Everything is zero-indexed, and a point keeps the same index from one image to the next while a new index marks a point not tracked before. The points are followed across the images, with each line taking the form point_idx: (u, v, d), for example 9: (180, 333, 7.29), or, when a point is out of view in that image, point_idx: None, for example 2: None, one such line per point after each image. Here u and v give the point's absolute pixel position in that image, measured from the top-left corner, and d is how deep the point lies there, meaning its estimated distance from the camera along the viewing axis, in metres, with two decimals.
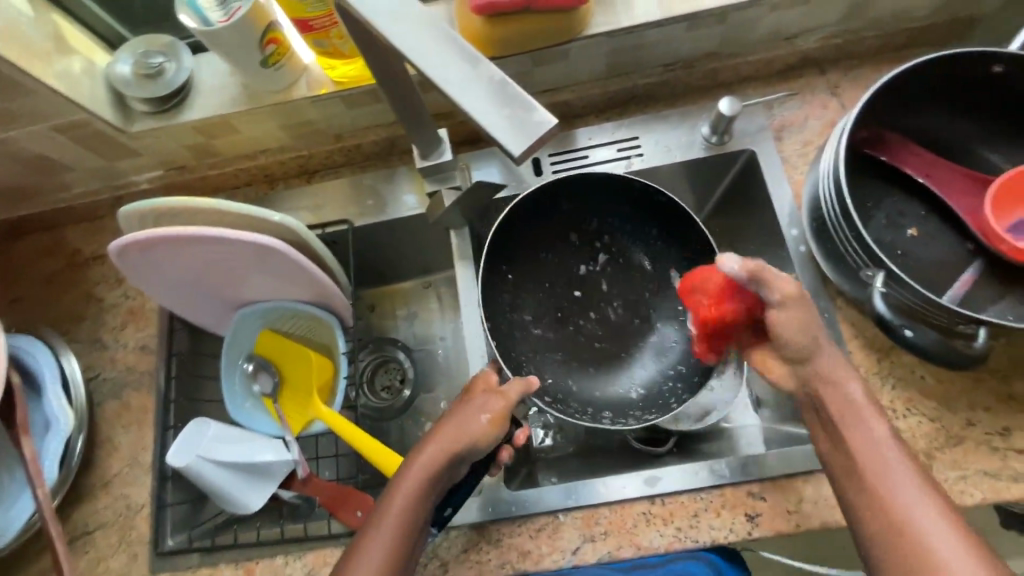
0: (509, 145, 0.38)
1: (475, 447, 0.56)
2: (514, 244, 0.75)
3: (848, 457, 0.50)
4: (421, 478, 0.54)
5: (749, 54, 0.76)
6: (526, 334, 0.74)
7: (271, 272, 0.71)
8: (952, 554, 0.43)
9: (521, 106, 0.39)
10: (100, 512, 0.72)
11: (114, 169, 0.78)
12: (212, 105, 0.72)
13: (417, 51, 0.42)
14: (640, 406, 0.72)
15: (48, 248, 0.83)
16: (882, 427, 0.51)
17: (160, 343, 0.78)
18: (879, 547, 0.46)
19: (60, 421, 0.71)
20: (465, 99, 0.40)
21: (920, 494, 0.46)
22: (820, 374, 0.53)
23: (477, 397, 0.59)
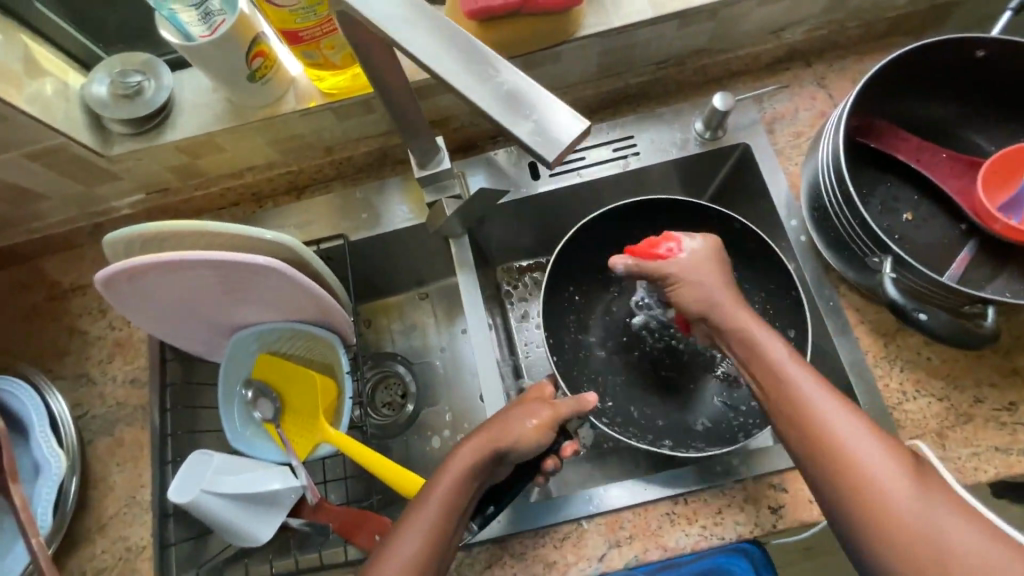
0: (544, 150, 0.37)
1: (519, 446, 0.57)
2: (580, 267, 0.78)
3: (776, 395, 0.50)
4: (457, 477, 0.55)
5: (737, 49, 0.76)
6: (589, 355, 0.77)
7: (267, 292, 0.68)
8: (887, 472, 0.44)
9: (547, 110, 0.38)
10: (99, 557, 0.68)
11: (92, 195, 0.74)
12: (196, 123, 0.69)
13: (433, 56, 0.41)
14: (702, 437, 0.71)
15: (23, 282, 0.79)
16: (795, 357, 0.51)
17: (151, 375, 0.75)
18: (826, 484, 0.46)
19: (51, 464, 0.67)
20: (487, 104, 0.39)
21: (847, 418, 0.47)
22: (735, 319, 0.55)
23: (532, 403, 0.60)
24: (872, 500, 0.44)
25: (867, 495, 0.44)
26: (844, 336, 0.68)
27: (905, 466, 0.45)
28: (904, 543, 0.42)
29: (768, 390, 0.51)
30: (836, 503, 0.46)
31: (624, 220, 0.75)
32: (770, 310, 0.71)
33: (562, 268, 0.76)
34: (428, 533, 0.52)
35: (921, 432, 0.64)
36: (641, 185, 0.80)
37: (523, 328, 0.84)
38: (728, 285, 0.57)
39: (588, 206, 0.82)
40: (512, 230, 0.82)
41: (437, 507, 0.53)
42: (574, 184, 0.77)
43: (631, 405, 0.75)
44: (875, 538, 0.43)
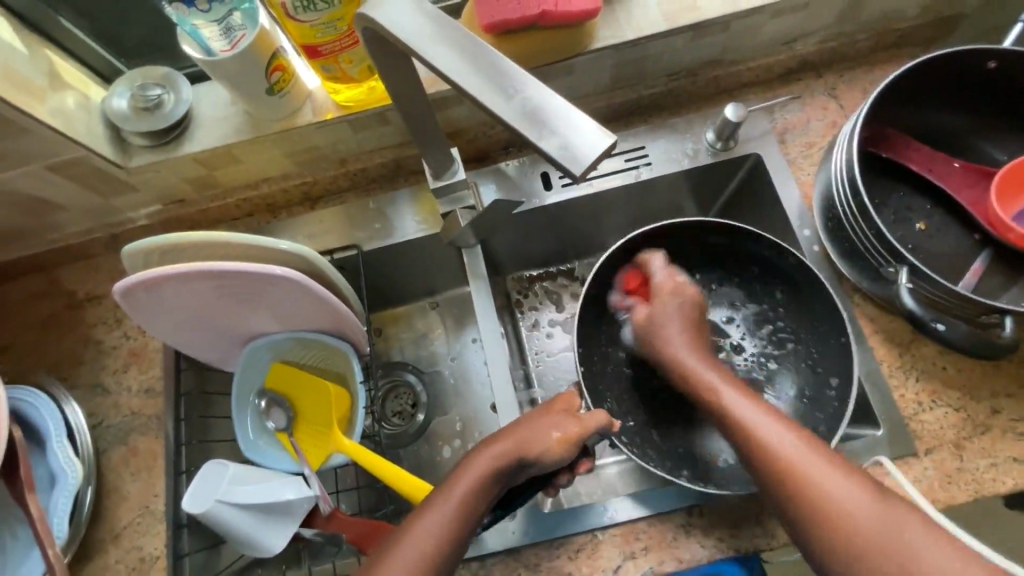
0: (571, 162, 0.37)
1: (545, 458, 0.56)
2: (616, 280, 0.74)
3: (727, 426, 0.53)
4: (471, 486, 0.54)
5: (747, 60, 0.77)
6: (617, 370, 0.74)
7: (280, 303, 0.68)
8: (840, 490, 0.46)
9: (572, 121, 0.39)
10: (112, 568, 0.68)
11: (110, 206, 0.75)
12: (214, 135, 0.70)
13: (454, 69, 0.42)
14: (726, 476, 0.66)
15: (40, 292, 0.80)
16: (739, 390, 0.55)
17: (165, 384, 0.75)
18: (785, 507, 0.48)
19: (66, 474, 0.67)
20: (508, 116, 0.40)
21: (798, 444, 0.49)
22: (681, 360, 0.59)
23: (555, 414, 0.59)
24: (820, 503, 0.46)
25: (826, 513, 0.45)
26: (858, 345, 0.68)
27: (858, 481, 0.46)
28: (868, 559, 0.43)
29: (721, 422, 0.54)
30: (800, 526, 0.47)
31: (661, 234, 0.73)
32: (792, 326, 0.72)
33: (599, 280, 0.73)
34: (442, 536, 0.52)
35: (938, 443, 0.64)
36: (652, 196, 0.80)
37: (534, 337, 0.84)
38: (681, 326, 0.62)
39: (600, 216, 0.82)
40: (525, 240, 0.82)
41: (453, 511, 0.53)
42: (583, 195, 0.77)
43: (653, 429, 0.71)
44: (853, 563, 0.44)
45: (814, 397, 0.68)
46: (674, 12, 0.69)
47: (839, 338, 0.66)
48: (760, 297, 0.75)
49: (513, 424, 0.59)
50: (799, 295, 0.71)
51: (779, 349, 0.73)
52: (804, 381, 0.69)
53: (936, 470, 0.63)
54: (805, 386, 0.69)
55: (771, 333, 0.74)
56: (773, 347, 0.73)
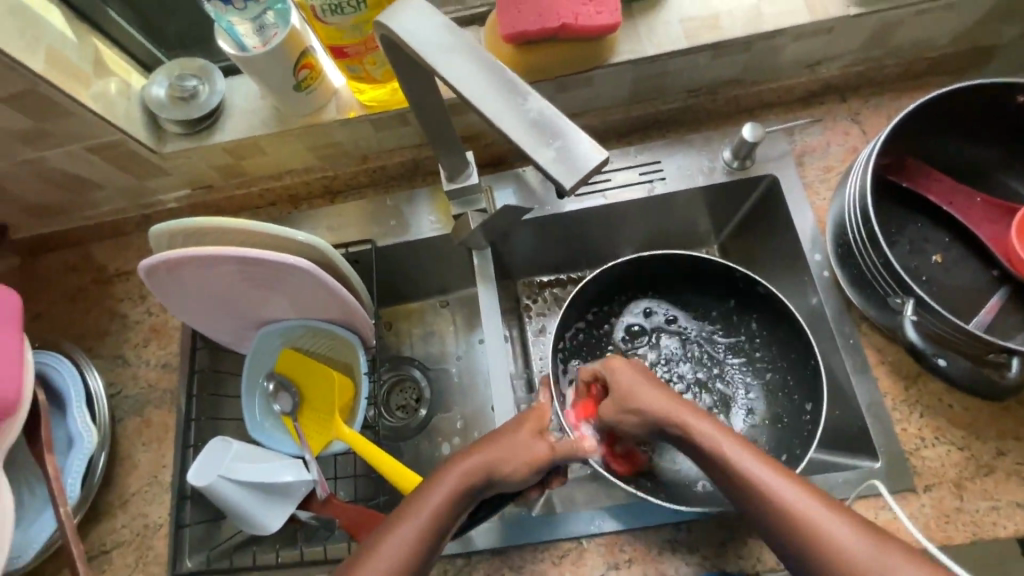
0: (563, 175, 0.39)
1: (511, 477, 0.57)
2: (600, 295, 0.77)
3: (723, 477, 0.51)
4: (447, 497, 0.54)
5: (770, 80, 0.77)
6: None
7: (294, 291, 0.71)
8: (847, 535, 0.45)
9: (571, 138, 0.41)
10: (119, 531, 0.72)
11: (143, 188, 0.79)
12: (243, 127, 0.73)
13: (462, 79, 0.44)
14: (699, 497, 0.67)
15: (73, 264, 0.84)
16: (729, 436, 0.52)
17: (182, 361, 0.79)
18: (798, 562, 0.47)
19: (83, 438, 0.71)
20: (512, 128, 0.42)
21: (785, 484, 0.48)
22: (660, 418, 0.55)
23: (524, 434, 0.59)
24: (822, 543, 0.45)
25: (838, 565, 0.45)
26: (862, 375, 0.67)
27: (861, 525, 0.46)
28: None
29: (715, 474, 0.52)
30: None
31: (639, 264, 0.75)
32: (782, 356, 0.72)
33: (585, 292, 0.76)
34: (417, 539, 0.52)
35: (938, 481, 0.62)
36: (664, 210, 0.81)
37: (539, 342, 0.84)
38: (644, 380, 0.58)
39: (611, 227, 0.83)
40: (535, 246, 0.83)
41: (421, 525, 0.53)
42: (597, 205, 0.78)
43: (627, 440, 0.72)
44: None
45: (790, 422, 0.70)
46: (696, 29, 0.70)
47: (810, 363, 0.68)
48: (738, 329, 0.76)
49: (483, 439, 0.59)
50: (780, 331, 0.72)
51: (758, 378, 0.74)
52: (784, 419, 0.71)
53: (932, 508, 0.61)
54: (783, 411, 0.71)
55: (749, 362, 0.75)
56: (752, 375, 0.75)
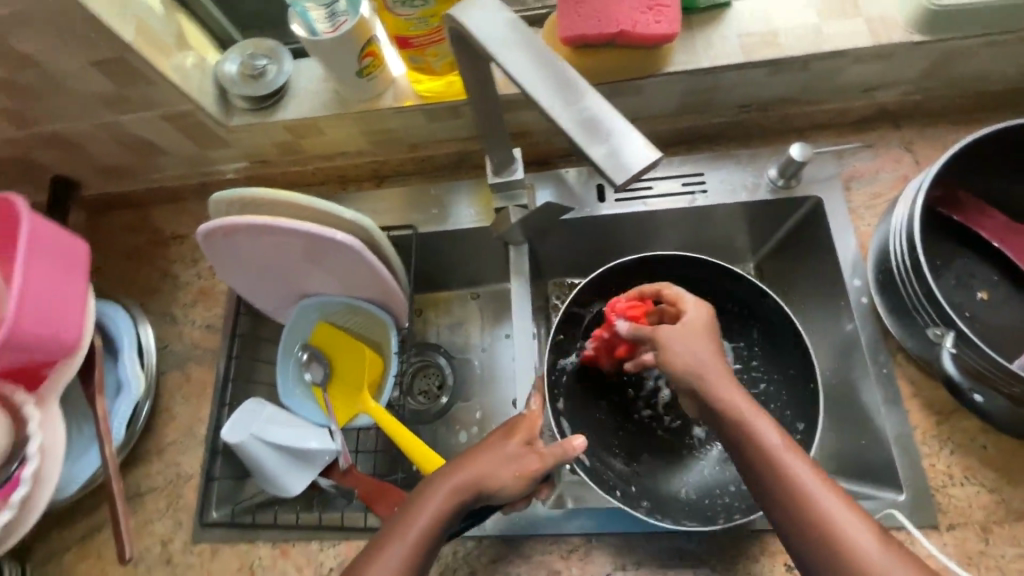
0: (615, 172, 0.40)
1: (500, 492, 0.59)
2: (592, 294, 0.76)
3: (749, 454, 0.51)
4: (433, 516, 0.56)
5: (824, 102, 0.76)
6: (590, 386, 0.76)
7: (338, 267, 0.74)
8: (849, 522, 0.47)
9: (624, 135, 0.42)
10: (153, 477, 0.76)
11: (206, 158, 0.84)
12: (305, 107, 0.77)
13: (523, 73, 0.46)
14: (684, 510, 0.67)
15: (134, 224, 0.90)
16: (761, 414, 0.52)
17: (225, 324, 0.83)
18: (811, 553, 0.47)
19: (131, 384, 0.76)
20: (569, 122, 0.43)
21: (815, 479, 0.49)
22: (708, 372, 0.55)
23: (513, 447, 0.61)
24: (838, 540, 0.46)
25: (833, 549, 0.46)
26: (893, 406, 0.66)
27: (863, 517, 0.48)
28: None
29: (748, 458, 0.51)
30: (806, 555, 0.48)
31: (641, 265, 0.75)
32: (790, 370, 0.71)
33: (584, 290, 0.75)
34: (413, 546, 0.55)
35: (963, 521, 0.61)
36: (703, 222, 0.81)
37: None
38: (714, 338, 0.58)
39: (647, 235, 0.83)
40: (569, 247, 0.85)
41: (407, 550, 0.55)
42: (636, 212, 0.79)
43: (614, 446, 0.73)
44: None
45: None
46: (753, 45, 0.70)
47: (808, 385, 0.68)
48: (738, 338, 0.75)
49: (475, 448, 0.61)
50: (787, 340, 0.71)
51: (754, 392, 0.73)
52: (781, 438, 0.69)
53: (954, 548, 0.60)
54: None
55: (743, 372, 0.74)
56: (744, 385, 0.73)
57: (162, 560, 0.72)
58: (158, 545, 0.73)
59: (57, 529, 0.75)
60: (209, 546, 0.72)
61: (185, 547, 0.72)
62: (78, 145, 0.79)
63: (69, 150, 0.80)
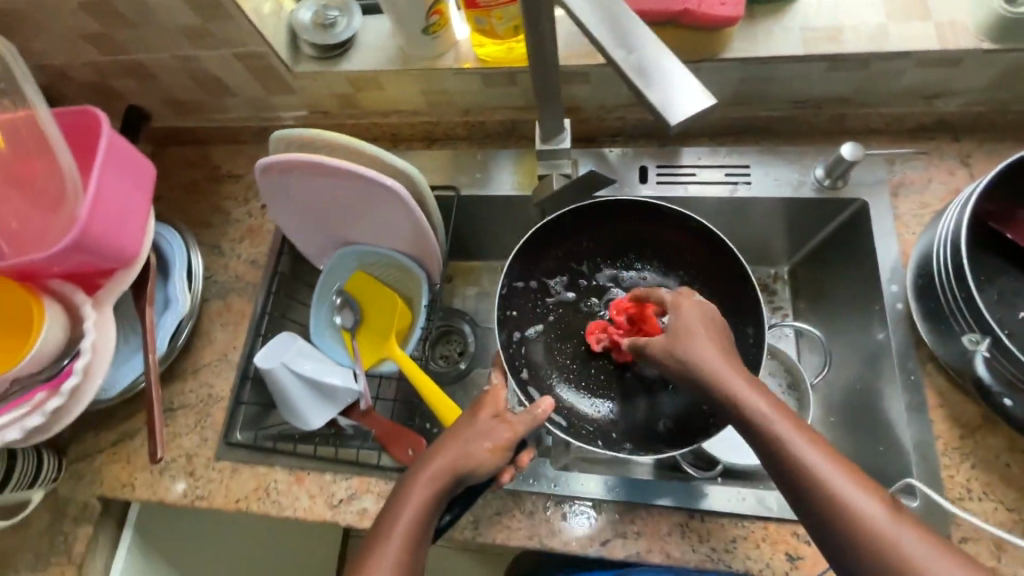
0: (669, 113, 0.42)
1: (478, 470, 0.59)
2: (539, 251, 0.80)
3: (757, 438, 0.51)
4: (418, 509, 0.57)
5: (880, 106, 0.76)
6: (540, 339, 0.81)
7: (381, 217, 0.77)
8: (876, 511, 0.47)
9: (680, 82, 0.43)
10: (186, 394, 0.81)
11: (269, 102, 0.88)
12: (368, 60, 0.80)
13: (589, 17, 0.46)
14: (663, 439, 0.73)
15: (194, 160, 0.95)
16: (767, 400, 0.52)
17: (268, 261, 0.87)
18: (827, 531, 0.48)
19: (179, 301, 0.80)
20: (630, 66, 0.44)
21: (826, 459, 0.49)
22: (707, 362, 0.55)
23: (482, 421, 0.61)
24: (854, 519, 0.47)
25: (861, 537, 0.46)
26: (917, 414, 0.65)
27: (882, 500, 0.48)
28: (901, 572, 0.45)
29: (757, 442, 0.52)
30: (824, 533, 0.48)
31: (587, 216, 0.79)
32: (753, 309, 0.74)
33: (533, 248, 0.79)
34: (406, 536, 0.56)
35: (978, 536, 0.60)
36: (742, 214, 0.81)
37: None
38: (710, 331, 0.57)
39: None
40: None
41: (402, 541, 0.56)
42: (677, 195, 0.80)
43: (586, 395, 0.79)
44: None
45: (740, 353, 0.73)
46: (815, 38, 0.70)
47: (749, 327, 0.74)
48: (674, 268, 0.80)
49: (447, 433, 0.62)
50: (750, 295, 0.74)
51: None
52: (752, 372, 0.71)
53: None
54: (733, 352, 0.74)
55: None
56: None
57: (185, 471, 0.76)
58: (183, 458, 0.77)
59: (94, 430, 0.80)
60: (231, 464, 0.76)
61: (208, 463, 0.76)
62: (155, 77, 0.84)
63: (146, 80, 0.85)
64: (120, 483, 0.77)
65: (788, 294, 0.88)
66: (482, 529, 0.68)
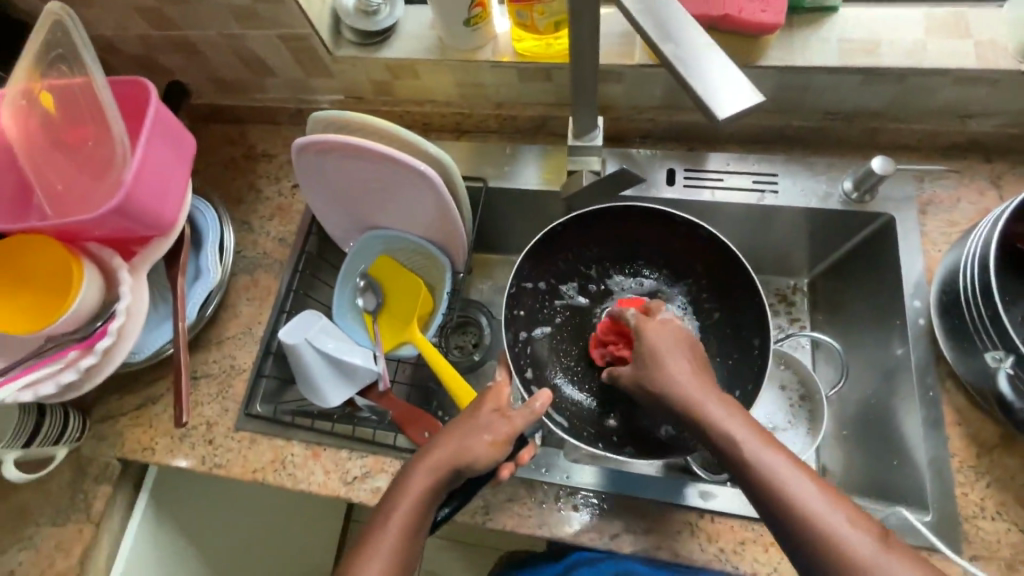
0: (719, 108, 0.43)
1: (476, 465, 0.59)
2: (550, 252, 0.82)
3: (734, 460, 0.52)
4: (415, 501, 0.59)
5: (913, 122, 0.76)
6: (544, 339, 0.83)
7: (411, 203, 0.79)
8: (852, 534, 0.47)
9: (730, 78, 0.44)
10: (209, 364, 0.83)
11: (308, 85, 0.90)
12: (407, 48, 0.81)
13: (640, 10, 0.47)
14: (661, 446, 0.71)
15: (229, 137, 0.97)
16: (741, 420, 0.53)
17: (296, 240, 0.89)
18: (805, 553, 0.48)
19: (210, 273, 0.82)
20: (682, 60, 0.45)
21: (800, 477, 0.50)
22: (682, 385, 0.56)
23: (483, 416, 0.62)
24: (829, 540, 0.47)
25: (839, 558, 0.46)
26: (934, 430, 0.66)
27: (859, 518, 0.48)
28: None
29: (731, 464, 0.52)
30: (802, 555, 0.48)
31: (598, 221, 0.80)
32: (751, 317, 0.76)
33: (542, 249, 0.80)
34: (401, 528, 0.58)
35: (989, 555, 0.60)
36: (767, 222, 0.82)
37: None
38: (685, 353, 0.59)
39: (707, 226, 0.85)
40: None
41: (395, 531, 0.58)
42: (703, 199, 0.80)
43: (589, 396, 0.80)
44: None
45: (740, 361, 0.76)
46: (853, 51, 0.70)
47: (756, 341, 0.75)
48: (682, 278, 0.82)
49: (448, 427, 0.63)
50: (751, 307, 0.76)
51: (706, 319, 0.81)
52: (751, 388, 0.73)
53: None
54: (735, 360, 0.77)
55: (695, 304, 0.82)
56: (699, 317, 0.81)
57: (205, 439, 0.78)
58: (203, 426, 0.79)
59: (119, 394, 0.82)
60: (250, 434, 0.77)
61: (227, 433, 0.78)
62: (199, 53, 0.86)
63: (190, 56, 0.87)
64: (141, 446, 0.79)
65: (806, 306, 0.90)
66: (492, 515, 0.69)
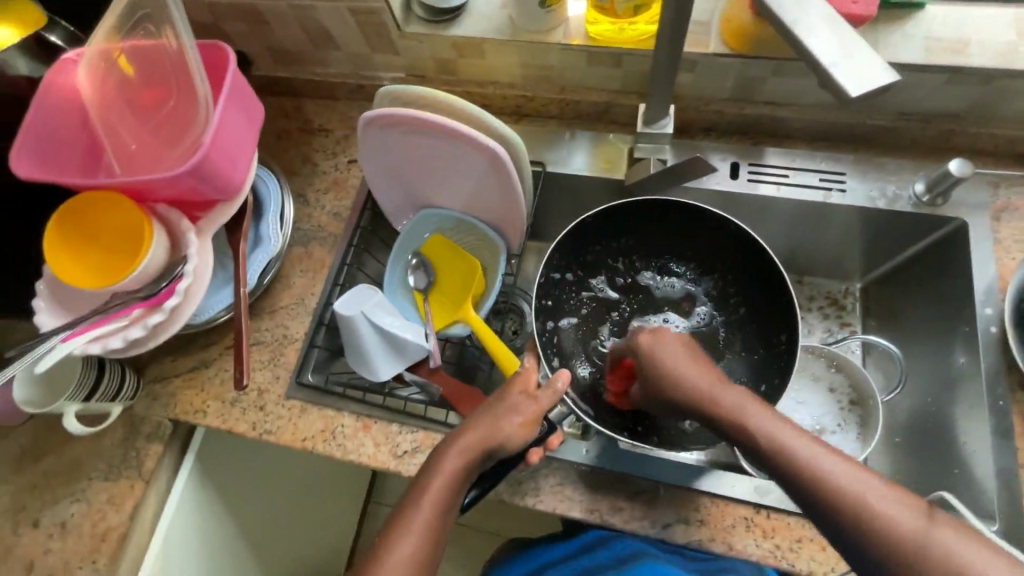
0: (851, 86, 0.44)
1: (507, 445, 0.60)
2: (582, 244, 0.81)
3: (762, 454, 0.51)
4: (448, 479, 0.59)
5: (992, 125, 0.75)
6: (570, 330, 0.82)
7: (471, 183, 0.79)
8: (902, 513, 0.45)
9: (861, 57, 0.45)
10: (263, 332, 0.83)
11: (370, 60, 0.90)
12: (477, 27, 0.81)
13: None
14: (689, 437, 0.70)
15: (287, 110, 0.97)
16: (762, 411, 0.53)
17: (350, 216, 0.89)
18: (856, 540, 0.46)
19: (271, 240, 0.83)
20: (812, 39, 0.47)
21: (833, 460, 0.49)
22: (697, 384, 0.57)
23: (513, 396, 0.63)
24: (876, 520, 0.45)
25: (890, 538, 0.44)
26: (1002, 440, 0.64)
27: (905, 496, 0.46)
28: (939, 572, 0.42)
29: (760, 458, 0.52)
30: (854, 542, 0.46)
31: (625, 215, 0.79)
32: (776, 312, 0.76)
33: (568, 243, 0.79)
34: (433, 504, 0.57)
35: None
36: (830, 221, 0.80)
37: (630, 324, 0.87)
38: (694, 356, 0.60)
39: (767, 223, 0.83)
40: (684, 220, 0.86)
41: (433, 504, 0.57)
42: (764, 194, 0.79)
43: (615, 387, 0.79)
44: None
45: (765, 356, 0.77)
46: (936, 48, 0.69)
47: (780, 336, 0.75)
48: (709, 272, 0.82)
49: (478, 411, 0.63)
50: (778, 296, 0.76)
51: (731, 312, 0.81)
52: (776, 382, 0.74)
53: None
54: (759, 349, 0.78)
55: (720, 299, 0.82)
56: (723, 312, 0.82)
57: (256, 405, 0.79)
58: (256, 392, 0.79)
59: (172, 356, 0.82)
60: (302, 402, 0.78)
61: (279, 400, 0.79)
62: (267, 23, 0.87)
63: (257, 26, 0.88)
64: (193, 408, 0.79)
65: (859, 312, 0.88)
66: (543, 497, 0.68)
